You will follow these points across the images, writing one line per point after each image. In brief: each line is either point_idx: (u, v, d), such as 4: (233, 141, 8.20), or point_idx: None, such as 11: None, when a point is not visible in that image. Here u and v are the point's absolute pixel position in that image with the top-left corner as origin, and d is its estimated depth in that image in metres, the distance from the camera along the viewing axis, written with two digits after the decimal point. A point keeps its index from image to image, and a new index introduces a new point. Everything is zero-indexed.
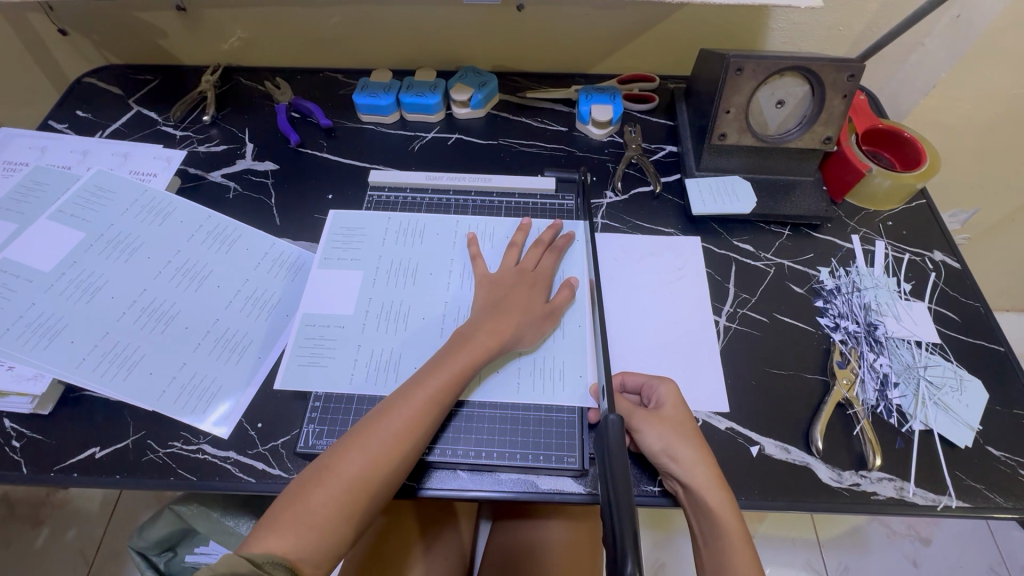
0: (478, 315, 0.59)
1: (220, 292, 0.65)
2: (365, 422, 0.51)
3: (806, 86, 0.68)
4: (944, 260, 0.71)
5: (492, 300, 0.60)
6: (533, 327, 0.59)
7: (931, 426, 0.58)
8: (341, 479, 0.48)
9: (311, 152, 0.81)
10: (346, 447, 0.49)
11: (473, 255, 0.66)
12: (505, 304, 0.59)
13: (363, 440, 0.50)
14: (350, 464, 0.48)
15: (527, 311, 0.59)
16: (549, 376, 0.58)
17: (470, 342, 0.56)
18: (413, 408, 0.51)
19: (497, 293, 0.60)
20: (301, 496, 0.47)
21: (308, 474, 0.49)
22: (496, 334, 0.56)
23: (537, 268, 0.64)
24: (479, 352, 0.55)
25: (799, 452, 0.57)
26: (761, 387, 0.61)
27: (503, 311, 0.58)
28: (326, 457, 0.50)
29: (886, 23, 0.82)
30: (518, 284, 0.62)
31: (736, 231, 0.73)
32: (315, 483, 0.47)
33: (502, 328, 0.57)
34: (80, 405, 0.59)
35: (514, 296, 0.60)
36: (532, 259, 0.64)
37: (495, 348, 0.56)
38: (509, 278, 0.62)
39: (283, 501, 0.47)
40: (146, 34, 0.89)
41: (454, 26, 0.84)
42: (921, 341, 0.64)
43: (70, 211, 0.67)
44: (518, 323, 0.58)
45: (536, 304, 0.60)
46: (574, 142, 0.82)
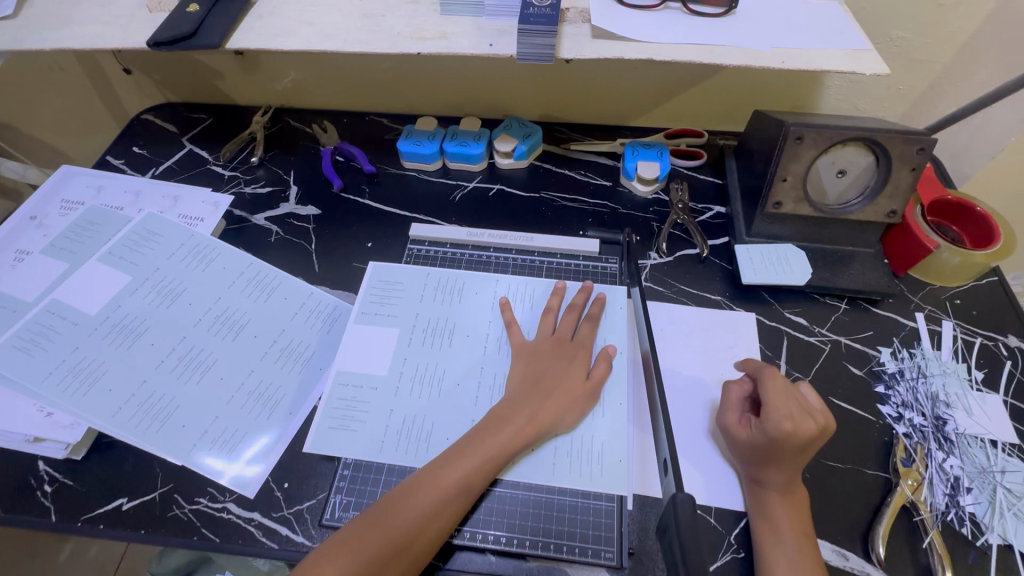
0: (515, 393, 0.57)
1: (256, 342, 0.64)
2: (396, 492, 0.50)
3: (870, 157, 0.64)
4: (1020, 347, 0.65)
5: (530, 377, 0.58)
6: (570, 405, 0.56)
7: (1010, 541, 0.52)
8: (364, 553, 0.46)
9: (353, 198, 0.82)
10: (369, 523, 0.47)
11: (507, 322, 0.64)
12: (542, 384, 0.57)
13: (393, 512, 0.48)
14: (374, 536, 0.47)
15: (567, 388, 0.57)
16: (585, 461, 0.55)
17: (507, 425, 0.54)
18: (443, 488, 0.50)
19: (536, 367, 0.59)
20: (312, 575, 0.45)
21: (325, 548, 0.46)
22: (533, 422, 0.54)
23: (576, 338, 0.62)
24: (517, 437, 0.53)
25: (858, 560, 0.52)
26: (815, 481, 0.56)
27: (541, 394, 0.56)
28: (347, 531, 0.47)
29: (953, 86, 0.78)
30: (557, 357, 0.60)
31: (788, 302, 0.69)
32: (330, 560, 0.45)
33: (540, 414, 0.55)
34: (111, 453, 0.59)
35: (552, 373, 0.58)
36: (569, 326, 0.62)
37: (531, 431, 0.54)
38: (547, 350, 0.60)
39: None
40: (203, 75, 0.92)
41: (501, 76, 0.85)
42: (996, 440, 0.58)
43: (120, 253, 0.68)
44: (558, 403, 0.56)
45: (577, 381, 0.58)
46: (618, 198, 0.80)
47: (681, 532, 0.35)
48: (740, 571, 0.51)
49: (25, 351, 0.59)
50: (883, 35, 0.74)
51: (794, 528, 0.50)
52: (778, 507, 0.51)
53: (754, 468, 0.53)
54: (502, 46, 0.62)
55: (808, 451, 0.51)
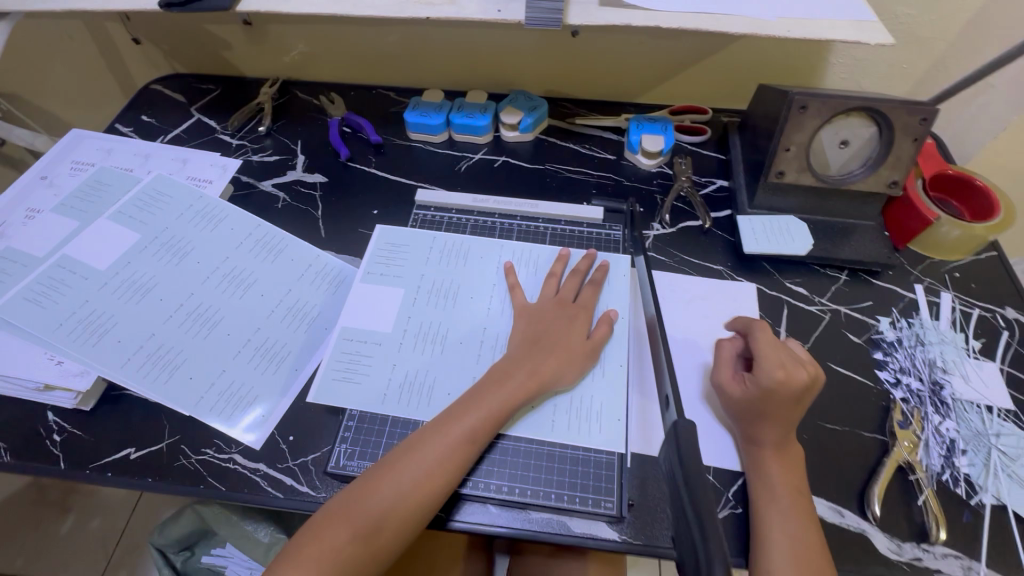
0: (517, 350, 0.57)
1: (262, 301, 0.65)
2: (397, 453, 0.51)
3: (873, 127, 0.65)
4: (1018, 318, 0.66)
5: (533, 336, 0.59)
6: (570, 363, 0.57)
7: (1003, 501, 0.53)
8: (364, 515, 0.47)
9: (359, 167, 0.82)
10: (375, 478, 0.49)
11: (511, 285, 0.65)
12: (544, 342, 0.58)
13: (395, 473, 0.49)
14: (378, 495, 0.48)
15: (569, 346, 0.58)
16: (585, 418, 0.56)
17: (509, 379, 0.54)
18: (444, 444, 0.50)
19: (538, 327, 0.59)
20: (322, 529, 0.47)
21: (336, 505, 0.48)
22: (534, 377, 0.55)
23: (579, 300, 0.63)
24: (518, 392, 0.54)
25: (854, 517, 0.53)
26: (812, 441, 0.57)
27: (543, 352, 0.57)
28: (356, 487, 0.49)
29: (956, 64, 0.78)
30: (559, 317, 0.61)
31: (789, 272, 0.70)
32: (339, 516, 0.47)
33: (541, 370, 0.56)
34: (120, 404, 0.59)
35: (553, 333, 0.59)
36: (572, 290, 0.63)
37: (532, 386, 0.55)
38: (549, 312, 0.61)
39: (305, 532, 0.47)
40: (211, 46, 0.93)
41: (508, 49, 0.85)
42: (992, 406, 0.59)
43: (129, 212, 0.69)
44: (560, 360, 0.57)
45: (578, 341, 0.59)
46: (622, 171, 0.81)
47: (683, 463, 0.36)
48: (736, 526, 0.52)
49: (37, 303, 0.60)
50: (888, 11, 0.74)
51: (788, 483, 0.51)
52: (772, 465, 0.52)
53: (748, 426, 0.54)
54: (511, 11, 0.62)
55: (799, 400, 0.52)
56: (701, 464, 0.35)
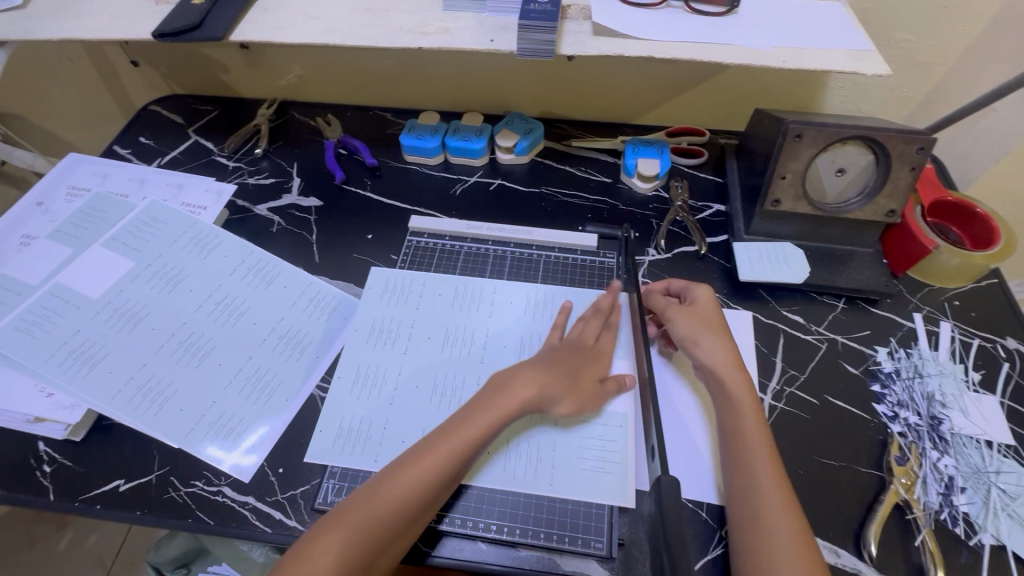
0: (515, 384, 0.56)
1: (254, 329, 0.65)
2: (428, 439, 0.52)
3: (869, 155, 0.64)
4: (1019, 349, 0.65)
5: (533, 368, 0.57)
6: (585, 406, 0.57)
7: (1003, 541, 0.52)
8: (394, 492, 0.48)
9: (354, 190, 0.82)
10: (412, 458, 0.50)
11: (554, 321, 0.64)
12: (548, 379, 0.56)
13: (430, 457, 0.50)
14: (393, 486, 0.48)
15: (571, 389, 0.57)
16: (604, 462, 0.55)
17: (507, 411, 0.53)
18: (474, 429, 0.52)
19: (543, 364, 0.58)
20: (355, 506, 0.48)
21: (367, 489, 0.49)
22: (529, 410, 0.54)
23: (596, 343, 0.61)
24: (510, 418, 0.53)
25: (849, 557, 0.52)
26: (808, 478, 0.56)
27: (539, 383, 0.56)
28: (384, 473, 0.50)
29: (955, 88, 0.77)
30: (567, 357, 0.59)
31: (786, 300, 0.69)
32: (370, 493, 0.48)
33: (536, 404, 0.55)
34: (110, 435, 0.59)
35: (563, 363, 0.58)
36: (591, 334, 0.61)
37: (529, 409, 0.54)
38: (566, 347, 0.60)
39: (337, 511, 0.48)
40: (209, 68, 0.93)
41: (502, 72, 0.85)
42: (992, 441, 0.58)
43: (123, 239, 0.69)
44: (556, 394, 0.56)
45: (588, 379, 0.58)
46: (617, 194, 0.81)
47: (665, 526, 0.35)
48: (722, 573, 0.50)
49: (29, 333, 0.60)
50: (886, 37, 0.73)
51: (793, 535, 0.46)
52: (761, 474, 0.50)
53: (730, 442, 0.53)
54: (503, 42, 0.62)
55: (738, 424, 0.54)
56: (682, 529, 0.34)
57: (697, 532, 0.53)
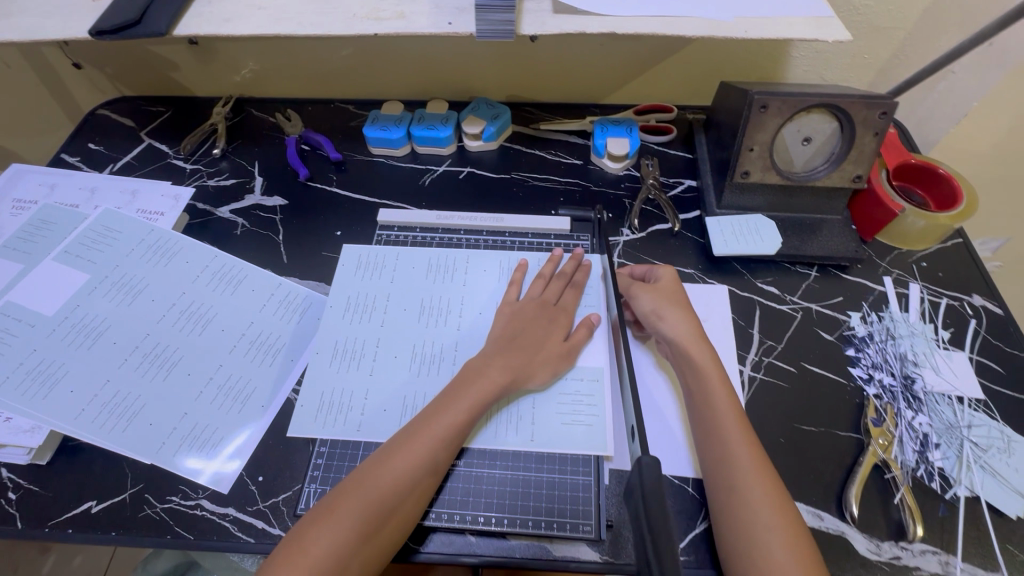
0: (492, 348, 0.56)
1: (224, 335, 0.63)
2: (407, 430, 0.51)
3: (833, 123, 0.65)
4: (985, 306, 0.67)
5: (509, 335, 0.57)
6: (560, 365, 0.57)
7: (977, 493, 0.53)
8: (377, 487, 0.47)
9: (320, 187, 0.80)
10: (392, 450, 0.49)
11: (512, 280, 0.64)
12: (522, 338, 0.57)
13: (412, 444, 0.49)
14: (374, 482, 0.47)
15: (545, 346, 0.57)
16: (576, 414, 0.56)
17: (484, 376, 0.54)
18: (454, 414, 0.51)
19: (516, 328, 0.58)
20: (337, 501, 0.46)
21: (348, 484, 0.48)
22: (508, 372, 0.54)
23: (560, 302, 0.62)
24: (493, 390, 0.53)
25: (832, 519, 0.53)
26: (790, 445, 0.57)
27: (517, 348, 0.56)
28: (365, 466, 0.49)
29: (914, 52, 0.78)
30: (538, 317, 0.59)
31: (760, 272, 0.70)
32: (351, 489, 0.47)
33: (515, 366, 0.55)
34: (77, 456, 0.57)
35: (531, 330, 0.58)
36: (554, 292, 0.62)
37: (504, 385, 0.54)
38: (530, 309, 0.60)
39: (318, 510, 0.47)
40: (158, 67, 0.89)
41: (465, 57, 0.83)
42: (963, 396, 0.59)
43: (76, 251, 0.66)
44: (533, 360, 0.56)
45: (554, 341, 0.58)
46: (589, 176, 0.80)
47: (647, 504, 0.34)
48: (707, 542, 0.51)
49: None
50: (845, 3, 0.73)
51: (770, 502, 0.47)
52: (738, 449, 0.50)
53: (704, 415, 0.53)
54: (462, 24, 0.60)
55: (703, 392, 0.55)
56: (665, 509, 0.33)
57: (685, 506, 0.53)
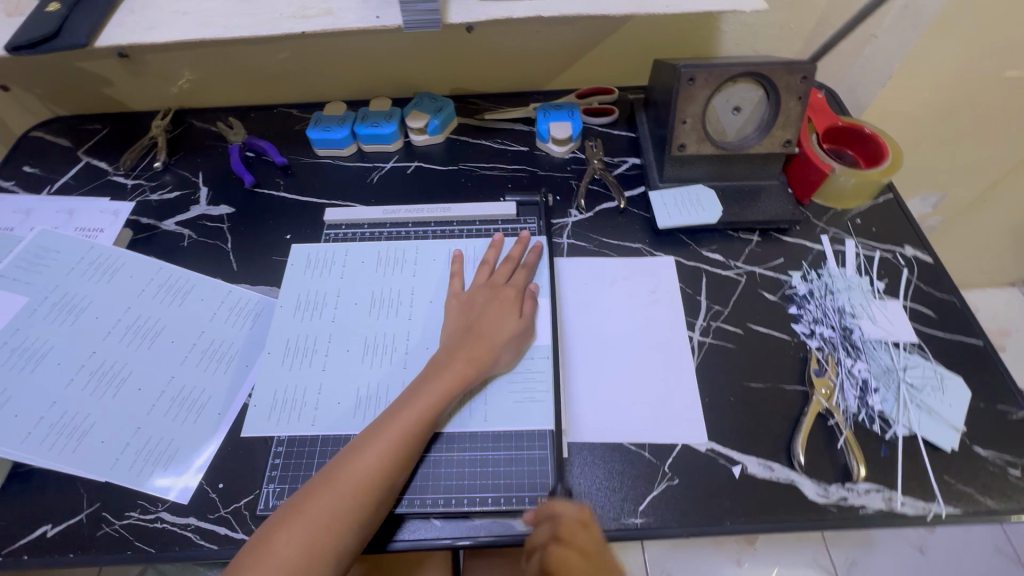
0: (450, 340, 0.58)
1: (174, 347, 0.62)
2: (375, 426, 0.51)
3: (760, 91, 0.67)
4: (916, 255, 0.70)
5: (465, 327, 0.58)
6: (517, 347, 0.59)
7: (915, 430, 0.56)
8: (347, 483, 0.47)
9: (267, 192, 0.79)
10: (360, 446, 0.50)
11: (452, 272, 0.65)
12: (478, 326, 0.58)
13: (380, 439, 0.50)
14: (344, 480, 0.47)
15: (498, 331, 0.58)
16: (531, 390, 0.58)
17: (447, 368, 0.55)
18: (422, 406, 0.52)
19: (471, 318, 0.59)
20: (305, 502, 0.47)
21: (316, 481, 0.48)
22: (471, 363, 0.55)
23: (510, 283, 0.63)
24: (457, 379, 0.54)
25: (782, 469, 0.55)
26: (739, 402, 0.59)
27: (475, 339, 0.57)
28: (332, 466, 0.49)
29: (836, 19, 0.81)
30: (490, 301, 0.61)
31: (704, 241, 0.72)
32: (320, 487, 0.47)
33: (476, 357, 0.56)
34: (28, 481, 0.56)
35: (486, 316, 0.59)
36: (504, 275, 0.64)
37: (471, 375, 0.55)
38: (480, 296, 0.61)
39: (285, 510, 0.47)
40: (92, 83, 0.87)
41: (404, 52, 0.83)
42: (898, 341, 0.62)
43: (13, 274, 0.64)
44: (493, 345, 0.57)
45: (509, 322, 0.59)
46: (536, 161, 0.81)
47: None
48: (663, 502, 0.53)
49: None
50: None
51: None
52: None
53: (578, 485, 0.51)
54: (389, 17, 0.60)
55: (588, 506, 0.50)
56: None
57: (642, 470, 0.55)
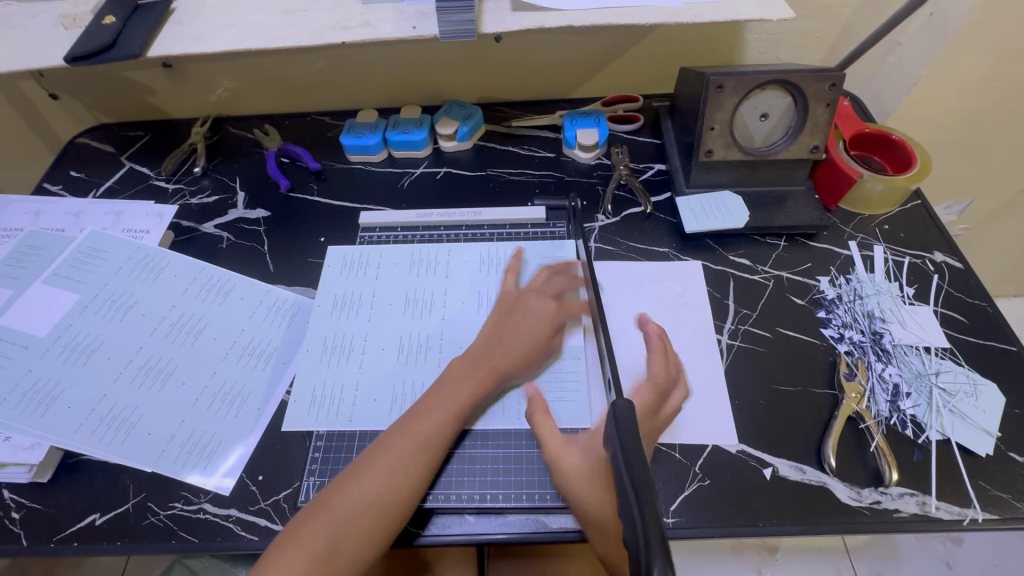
0: (477, 344, 0.59)
1: (215, 344, 0.64)
2: (397, 427, 0.52)
3: (788, 97, 0.68)
4: (946, 261, 0.70)
5: (496, 333, 0.59)
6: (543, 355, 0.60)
7: (948, 435, 0.56)
8: (371, 482, 0.48)
9: (301, 197, 0.82)
10: (383, 446, 0.51)
11: (509, 267, 0.68)
12: (508, 333, 0.59)
13: (403, 439, 0.51)
14: (367, 477, 0.49)
15: (522, 337, 0.59)
16: (563, 386, 0.59)
17: (469, 374, 0.56)
18: (447, 408, 0.53)
19: (503, 325, 0.60)
20: (330, 500, 0.48)
21: (340, 480, 0.49)
22: (489, 369, 0.56)
23: (552, 290, 0.64)
24: (479, 385, 0.55)
25: (814, 471, 0.55)
26: (769, 405, 0.59)
27: (501, 345, 0.58)
28: (356, 465, 0.50)
29: (862, 28, 0.82)
30: (514, 309, 0.62)
31: (731, 245, 0.72)
32: (344, 486, 0.48)
33: (496, 363, 0.57)
34: (77, 472, 0.58)
35: (514, 322, 0.60)
36: (545, 284, 0.64)
37: (492, 381, 0.56)
38: (515, 301, 0.63)
39: (311, 508, 0.48)
40: (135, 92, 0.91)
41: (434, 62, 0.86)
42: (929, 346, 0.62)
43: (64, 273, 0.67)
44: (517, 353, 0.58)
45: (540, 329, 0.60)
46: (563, 167, 0.83)
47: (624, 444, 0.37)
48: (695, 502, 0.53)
49: None
50: None
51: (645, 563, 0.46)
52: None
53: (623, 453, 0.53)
54: (426, 27, 0.63)
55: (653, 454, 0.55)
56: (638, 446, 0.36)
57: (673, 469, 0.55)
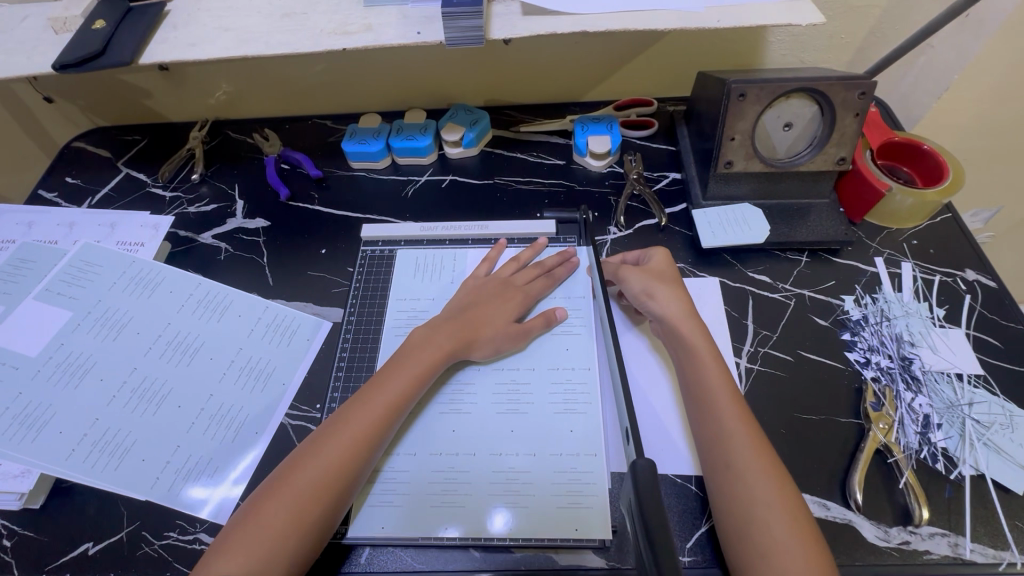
0: (441, 318, 0.60)
1: (212, 364, 0.62)
2: (358, 398, 0.52)
3: (814, 106, 0.64)
4: (978, 280, 0.66)
5: (464, 305, 0.61)
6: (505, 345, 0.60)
7: (983, 470, 0.53)
8: (335, 447, 0.48)
9: (302, 206, 0.79)
10: (347, 413, 0.51)
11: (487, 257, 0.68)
12: (475, 310, 0.60)
13: (364, 409, 0.51)
14: (332, 445, 0.48)
15: (491, 321, 0.60)
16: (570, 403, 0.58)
17: (429, 345, 0.56)
18: (408, 373, 0.54)
19: (472, 300, 0.62)
20: (292, 471, 0.47)
21: (301, 452, 0.49)
22: (454, 338, 0.57)
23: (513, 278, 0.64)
24: (439, 359, 0.56)
25: (839, 508, 0.52)
26: (790, 435, 0.56)
27: (470, 316, 0.59)
28: (317, 436, 0.50)
29: (891, 29, 0.77)
30: (489, 296, 0.62)
31: (751, 261, 0.69)
32: (308, 456, 0.48)
33: (462, 334, 0.58)
34: (69, 498, 0.56)
35: (484, 306, 0.60)
36: (509, 271, 0.65)
37: (452, 350, 0.57)
38: (491, 287, 0.63)
39: (272, 483, 0.47)
40: (132, 96, 0.88)
41: (439, 64, 0.82)
42: (962, 373, 0.59)
43: (57, 288, 0.65)
44: (485, 334, 0.59)
45: (509, 320, 0.60)
46: (573, 176, 0.79)
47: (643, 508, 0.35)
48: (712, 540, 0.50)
49: None
50: None
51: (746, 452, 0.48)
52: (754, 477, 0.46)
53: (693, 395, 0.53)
54: (431, 33, 0.59)
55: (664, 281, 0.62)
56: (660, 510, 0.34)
57: (691, 504, 0.52)
